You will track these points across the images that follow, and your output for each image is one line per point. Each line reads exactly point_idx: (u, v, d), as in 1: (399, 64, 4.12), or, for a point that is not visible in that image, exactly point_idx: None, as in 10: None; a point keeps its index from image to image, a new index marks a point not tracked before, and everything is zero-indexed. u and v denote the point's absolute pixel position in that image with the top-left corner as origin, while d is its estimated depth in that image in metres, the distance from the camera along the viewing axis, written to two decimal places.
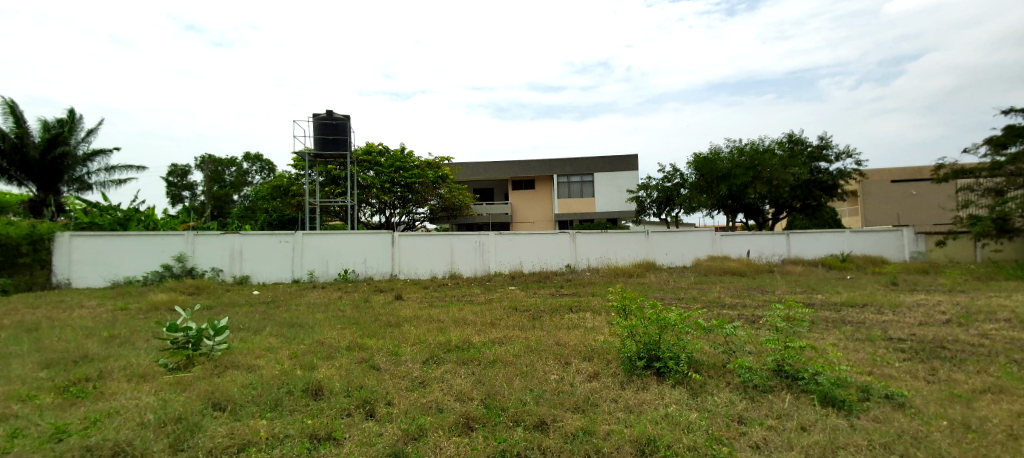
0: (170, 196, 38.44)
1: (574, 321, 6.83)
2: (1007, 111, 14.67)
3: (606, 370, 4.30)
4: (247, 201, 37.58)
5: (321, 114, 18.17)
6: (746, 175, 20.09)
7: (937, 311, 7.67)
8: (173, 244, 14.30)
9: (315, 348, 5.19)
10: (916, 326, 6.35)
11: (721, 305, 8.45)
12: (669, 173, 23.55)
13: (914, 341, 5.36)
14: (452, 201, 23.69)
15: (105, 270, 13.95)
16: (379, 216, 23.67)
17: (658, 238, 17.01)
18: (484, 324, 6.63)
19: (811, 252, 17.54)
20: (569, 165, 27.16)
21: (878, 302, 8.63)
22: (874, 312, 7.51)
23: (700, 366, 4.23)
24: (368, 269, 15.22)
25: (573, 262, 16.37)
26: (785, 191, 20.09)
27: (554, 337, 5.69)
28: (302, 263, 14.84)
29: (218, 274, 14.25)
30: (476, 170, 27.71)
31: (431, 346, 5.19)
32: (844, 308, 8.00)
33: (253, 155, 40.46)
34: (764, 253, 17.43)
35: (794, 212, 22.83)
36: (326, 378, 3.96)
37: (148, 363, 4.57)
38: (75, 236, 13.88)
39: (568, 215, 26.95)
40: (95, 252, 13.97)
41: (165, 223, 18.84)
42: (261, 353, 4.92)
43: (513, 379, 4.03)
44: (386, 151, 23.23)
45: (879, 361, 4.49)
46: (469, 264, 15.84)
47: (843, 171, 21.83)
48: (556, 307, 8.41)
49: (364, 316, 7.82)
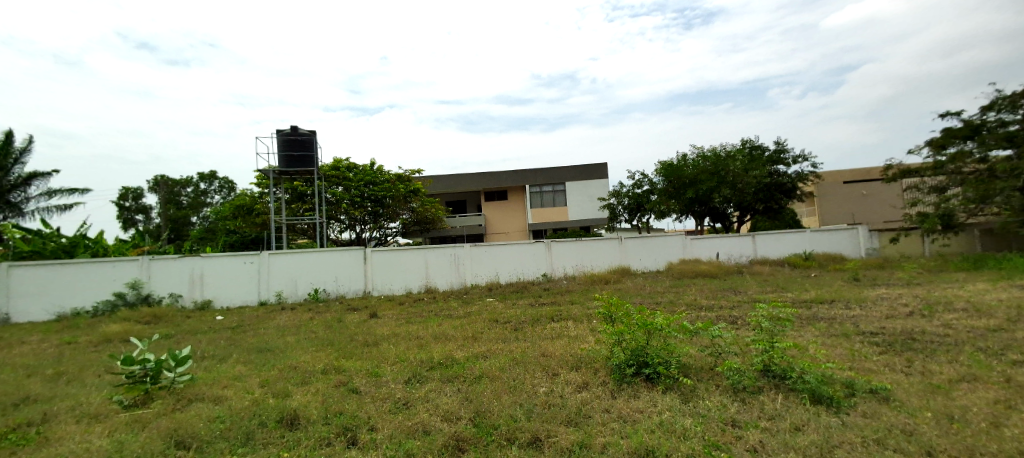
0: (121, 220, 36.55)
1: (556, 331, 6.73)
2: (944, 114, 15.69)
3: (594, 380, 4.22)
4: (206, 222, 36.18)
5: (285, 130, 17.62)
6: (711, 180, 20.67)
7: (902, 304, 8.03)
8: (126, 270, 13.51)
9: (288, 373, 4.89)
10: (885, 320, 6.58)
11: (698, 307, 8.57)
12: (638, 180, 24.02)
13: (886, 334, 5.53)
14: (423, 215, 23.36)
15: (50, 303, 13.02)
16: (348, 232, 23.08)
17: (630, 244, 17.21)
18: (465, 338, 6.46)
19: (776, 252, 18.13)
20: (539, 174, 27.32)
21: (846, 297, 8.95)
22: (843, 308, 7.76)
23: (689, 370, 4.17)
24: (339, 287, 14.75)
25: (549, 271, 16.33)
26: (748, 194, 20.78)
27: (538, 348, 5.59)
28: (269, 284, 14.26)
29: (177, 300, 13.54)
30: (447, 183, 27.52)
31: (412, 364, 4.96)
32: (815, 305, 8.25)
33: (211, 174, 38.97)
34: (732, 255, 17.90)
35: (757, 215, 23.61)
36: (301, 406, 3.72)
37: (102, 401, 4.18)
38: (16, 267, 12.93)
39: (541, 224, 27.01)
40: (38, 283, 13.02)
41: (117, 250, 17.88)
42: (229, 383, 4.60)
43: (501, 395, 3.90)
44: (354, 166, 22.79)
45: (857, 355, 4.53)
46: (444, 276, 15.58)
47: (801, 173, 22.77)
48: (537, 316, 8.30)
49: (338, 337, 7.47)
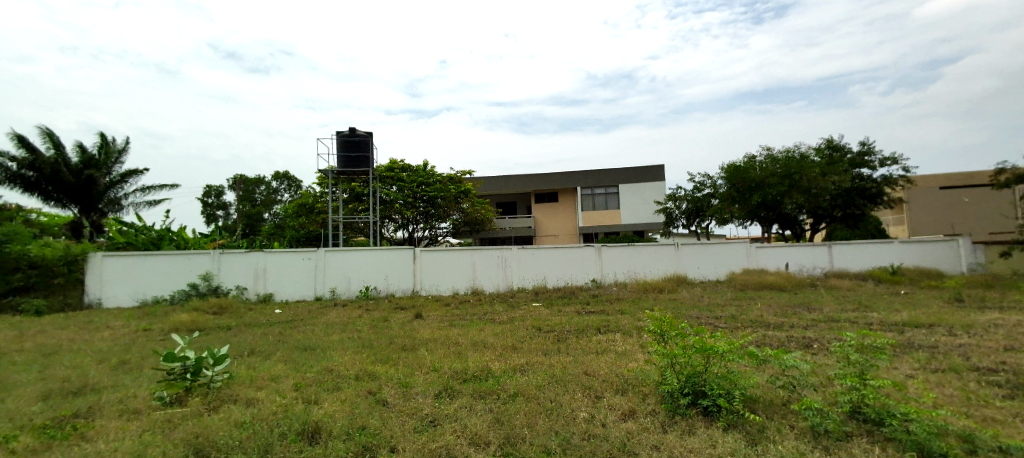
0: (204, 215, 39.67)
1: (602, 345, 6.25)
2: None
3: (643, 407, 3.74)
4: (277, 219, 38.48)
5: (343, 131, 18.16)
6: (781, 184, 19.08)
7: (1020, 333, 6.79)
8: (199, 262, 14.41)
9: (322, 377, 4.77)
10: (1001, 353, 5.53)
11: (764, 325, 7.74)
12: (699, 183, 22.72)
13: (1008, 373, 4.58)
14: (475, 216, 23.38)
15: (133, 290, 14.12)
16: (403, 231, 23.54)
17: (689, 251, 16.21)
18: (504, 348, 6.13)
19: (856, 264, 16.41)
20: (594, 176, 26.56)
21: (946, 322, 7.73)
22: (944, 335, 6.68)
23: (756, 404, 3.58)
24: (389, 286, 14.95)
25: (600, 277, 15.71)
26: (825, 200, 19.00)
27: (581, 364, 5.15)
28: (324, 280, 14.70)
29: (242, 292, 14.27)
30: (499, 184, 27.44)
31: (445, 376, 4.68)
32: (907, 329, 7.18)
33: (282, 173, 41.42)
34: (805, 266, 16.40)
35: (834, 222, 21.58)
36: (326, 417, 3.53)
37: (144, 396, 4.21)
38: (106, 256, 14.13)
39: (594, 227, 26.28)
40: (124, 272, 14.15)
41: (195, 243, 19.24)
42: (264, 384, 4.53)
43: (536, 419, 3.52)
44: (409, 167, 23.20)
45: (974, 399, 3.71)
46: (491, 278, 15.39)
47: (888, 178, 20.54)
48: (583, 326, 7.81)
49: (378, 338, 7.40)
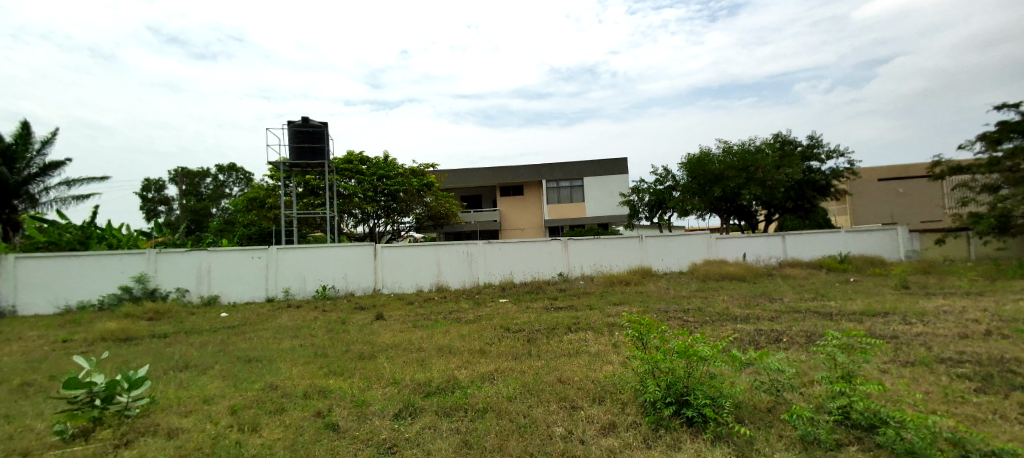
0: (145, 212, 36.98)
1: (574, 345, 5.98)
2: (1000, 107, 14.35)
3: (622, 419, 3.46)
4: (226, 215, 36.36)
5: (296, 121, 17.14)
6: (739, 176, 19.51)
7: (970, 319, 7.02)
8: (133, 263, 13.19)
9: (265, 396, 4.23)
10: (958, 341, 5.63)
11: (732, 318, 7.70)
12: (660, 175, 22.99)
13: (973, 364, 4.59)
14: (437, 210, 22.74)
15: (55, 296, 12.77)
16: (362, 226, 22.62)
17: (652, 243, 16.29)
18: (472, 353, 5.74)
19: (808, 253, 16.99)
20: (557, 169, 26.41)
21: (901, 309, 7.94)
22: (902, 324, 6.82)
23: (742, 412, 3.36)
24: (348, 284, 14.22)
25: (566, 271, 15.54)
26: (780, 192, 19.58)
27: (554, 369, 4.82)
28: (277, 280, 13.80)
29: (184, 295, 13.20)
30: (462, 177, 26.87)
31: (406, 389, 4.24)
32: (867, 318, 7.31)
33: (230, 166, 39.13)
34: (761, 256, 16.84)
35: (787, 213, 22.35)
36: (263, 450, 3.03)
37: (41, 430, 3.54)
38: (22, 259, 12.69)
39: (558, 220, 26.20)
40: (45, 276, 12.78)
41: (130, 242, 17.72)
42: (195, 409, 3.96)
43: (507, 439, 3.15)
44: (367, 159, 22.29)
45: (952, 396, 3.64)
46: (456, 274, 14.92)
47: (836, 170, 21.42)
48: (553, 325, 7.53)
49: (333, 343, 6.84)
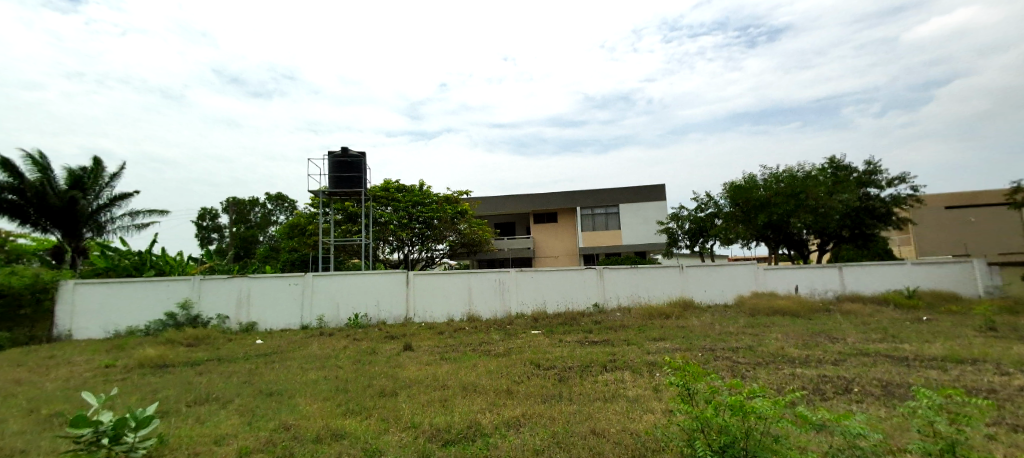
0: (199, 239, 38.93)
1: (610, 388, 5.46)
2: None
3: None
4: (272, 242, 37.76)
5: (336, 152, 17.60)
6: (788, 203, 18.40)
7: None
8: (178, 290, 13.60)
9: (274, 438, 3.95)
10: None
11: (789, 360, 6.94)
12: (701, 202, 22.09)
13: None
14: (472, 237, 22.64)
15: (106, 321, 13.27)
16: (397, 253, 22.77)
17: (694, 273, 15.44)
18: (498, 393, 5.33)
19: (869, 287, 15.62)
20: (593, 196, 25.92)
21: (993, 356, 6.94)
22: (995, 374, 5.90)
23: None
24: (380, 312, 14.12)
25: (602, 301, 14.90)
26: (834, 220, 18.31)
27: (587, 417, 4.33)
28: (311, 307, 13.87)
29: (223, 321, 13.43)
30: (497, 205, 26.80)
31: (423, 437, 3.87)
32: (950, 366, 6.41)
33: (277, 195, 40.86)
34: (816, 289, 15.61)
35: (843, 243, 20.86)
36: None
37: None
38: (79, 284, 13.31)
39: (594, 248, 25.56)
40: (99, 301, 13.33)
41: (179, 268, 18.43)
42: (202, 451, 3.72)
43: None
44: (403, 188, 22.60)
45: None
46: (488, 304, 14.57)
47: (897, 197, 19.89)
48: (588, 362, 7.02)
49: (356, 377, 6.59)
